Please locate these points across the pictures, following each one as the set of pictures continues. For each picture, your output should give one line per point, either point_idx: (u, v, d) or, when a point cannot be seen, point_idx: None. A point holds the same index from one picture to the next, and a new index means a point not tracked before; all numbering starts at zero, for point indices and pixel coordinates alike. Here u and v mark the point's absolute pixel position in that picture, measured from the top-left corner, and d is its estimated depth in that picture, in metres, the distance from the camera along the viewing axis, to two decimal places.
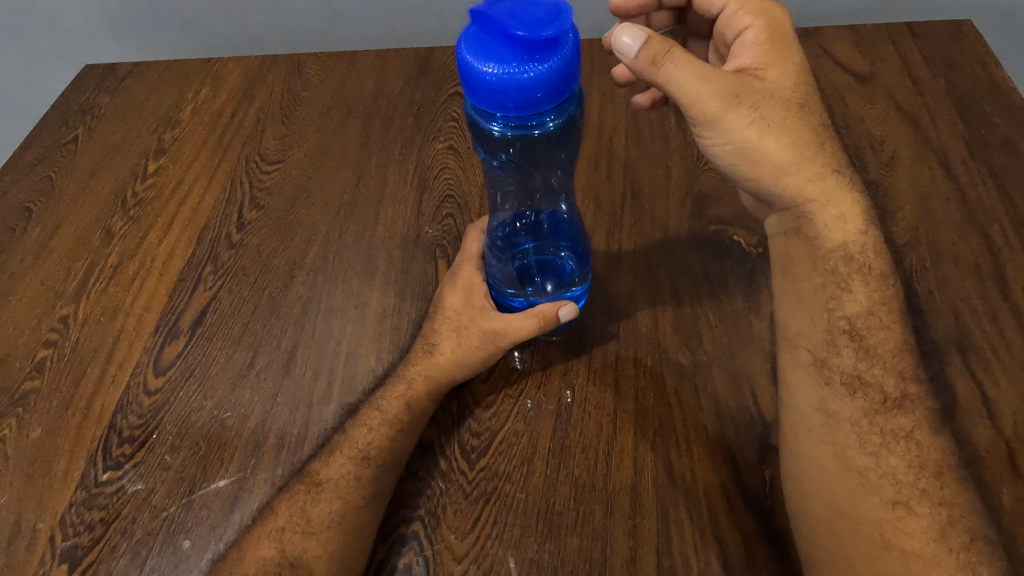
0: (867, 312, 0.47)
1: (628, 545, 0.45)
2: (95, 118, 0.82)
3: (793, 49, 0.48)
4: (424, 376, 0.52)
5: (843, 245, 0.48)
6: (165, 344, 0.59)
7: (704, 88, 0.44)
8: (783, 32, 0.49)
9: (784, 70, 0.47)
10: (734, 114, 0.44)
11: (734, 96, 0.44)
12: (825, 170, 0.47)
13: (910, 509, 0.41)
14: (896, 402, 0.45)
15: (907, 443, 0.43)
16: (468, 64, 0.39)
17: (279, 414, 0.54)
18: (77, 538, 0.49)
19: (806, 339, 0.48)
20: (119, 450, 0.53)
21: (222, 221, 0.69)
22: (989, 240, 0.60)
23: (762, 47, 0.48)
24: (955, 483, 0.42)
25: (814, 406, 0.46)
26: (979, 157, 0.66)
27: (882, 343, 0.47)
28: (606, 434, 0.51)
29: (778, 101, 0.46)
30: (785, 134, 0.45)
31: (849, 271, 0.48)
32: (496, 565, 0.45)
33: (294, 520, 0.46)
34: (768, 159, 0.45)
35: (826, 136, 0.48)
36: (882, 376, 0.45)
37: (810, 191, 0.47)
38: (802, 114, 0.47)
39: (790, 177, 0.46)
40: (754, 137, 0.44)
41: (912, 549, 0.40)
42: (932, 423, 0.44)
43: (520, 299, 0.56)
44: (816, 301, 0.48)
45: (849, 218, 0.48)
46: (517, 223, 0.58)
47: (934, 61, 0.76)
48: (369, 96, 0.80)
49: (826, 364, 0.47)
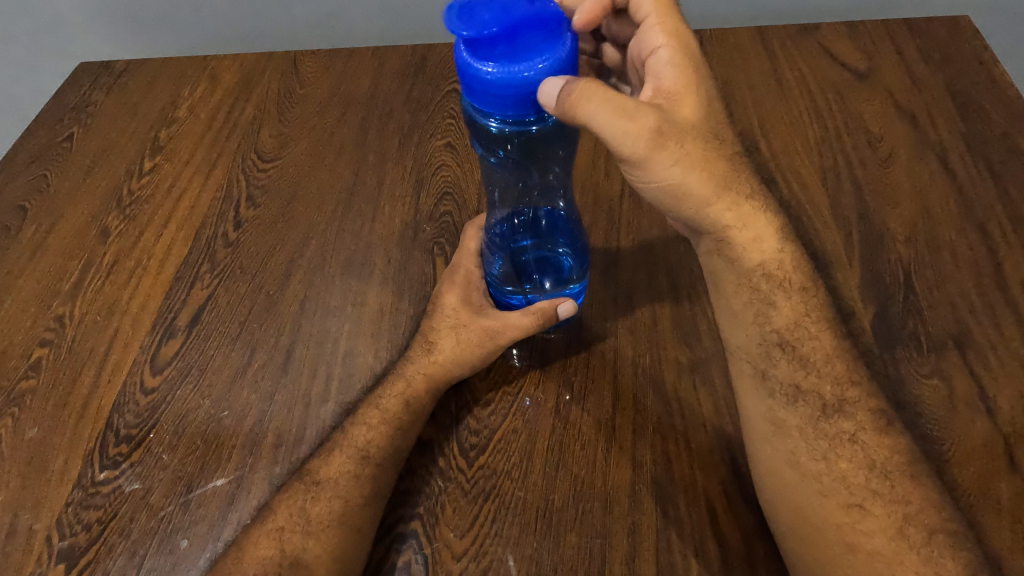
0: (794, 324, 0.47)
1: (627, 542, 0.45)
2: (91, 116, 0.82)
3: (705, 76, 0.46)
4: (423, 374, 0.52)
5: (760, 263, 0.48)
6: (162, 344, 0.59)
7: (631, 129, 0.41)
8: (694, 59, 0.46)
9: (700, 98, 0.45)
10: (662, 154, 0.42)
11: (660, 136, 0.41)
12: (742, 198, 0.46)
13: (867, 510, 0.41)
14: (835, 407, 0.45)
15: (850, 445, 0.44)
16: (465, 63, 0.38)
17: (276, 413, 0.54)
18: (74, 538, 0.49)
19: (744, 353, 0.48)
20: (117, 450, 0.53)
21: (219, 220, 0.69)
22: (987, 236, 0.60)
23: (676, 70, 0.45)
24: (906, 481, 0.42)
25: (762, 418, 0.46)
26: (977, 153, 0.66)
27: (815, 350, 0.47)
28: (604, 431, 0.50)
29: (698, 135, 0.44)
30: (706, 169, 0.44)
31: (770, 288, 0.48)
32: (495, 564, 0.45)
33: (293, 519, 0.46)
34: (690, 195, 0.44)
35: (738, 163, 0.47)
36: (818, 383, 0.46)
37: (727, 219, 0.46)
38: (719, 146, 0.45)
39: (707, 210, 0.45)
40: (678, 176, 0.43)
41: (875, 549, 0.40)
42: (875, 423, 0.45)
43: (519, 296, 0.56)
44: (746, 314, 0.48)
45: (764, 239, 0.48)
46: (515, 219, 0.57)
47: (932, 56, 0.76)
48: (366, 94, 0.80)
49: (766, 375, 0.47)
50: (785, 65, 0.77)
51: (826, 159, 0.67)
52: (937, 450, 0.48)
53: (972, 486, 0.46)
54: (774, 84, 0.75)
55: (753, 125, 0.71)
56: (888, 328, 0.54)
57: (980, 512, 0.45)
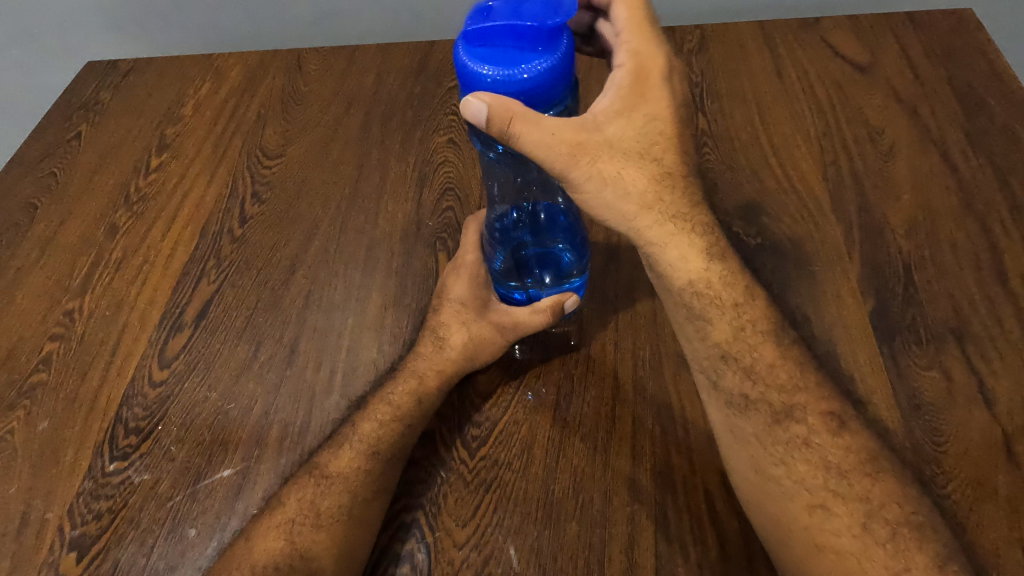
0: (733, 338, 0.47)
1: (627, 531, 0.46)
2: (98, 115, 0.83)
3: (655, 98, 0.44)
4: (435, 371, 0.53)
5: (690, 281, 0.47)
6: (170, 337, 0.60)
7: (546, 148, 0.41)
8: (650, 79, 0.45)
9: (635, 121, 0.44)
10: (571, 170, 0.43)
11: (572, 155, 0.42)
12: (664, 220, 0.46)
13: (830, 510, 0.42)
14: (786, 413, 0.45)
15: (806, 449, 0.44)
16: (464, 65, 0.39)
17: (282, 405, 0.55)
18: (85, 527, 0.50)
19: (696, 364, 0.48)
20: (126, 441, 0.54)
21: (224, 216, 0.69)
22: (988, 229, 0.60)
23: (622, 92, 0.44)
24: (864, 479, 0.43)
25: (723, 427, 0.46)
26: (979, 146, 0.66)
27: (758, 361, 0.46)
28: (605, 422, 0.51)
29: (617, 155, 0.44)
30: (619, 187, 0.44)
31: (703, 305, 0.47)
32: (496, 551, 0.46)
33: (303, 512, 0.47)
34: (607, 209, 0.45)
35: (671, 187, 0.46)
36: (766, 392, 0.46)
37: (648, 237, 0.46)
38: (642, 167, 0.45)
39: (628, 224, 0.46)
40: (590, 190, 0.44)
41: (844, 548, 0.41)
42: (829, 426, 0.44)
43: (520, 291, 0.57)
44: (688, 329, 0.48)
45: (694, 259, 0.47)
46: (514, 215, 0.57)
47: (935, 49, 0.76)
48: (369, 91, 0.81)
49: (718, 385, 0.47)
50: (787, 60, 0.77)
51: (827, 153, 0.67)
52: (938, 442, 0.48)
53: (970, 477, 0.46)
54: (775, 78, 0.75)
55: (754, 121, 0.71)
56: (887, 320, 0.55)
57: (979, 504, 0.45)
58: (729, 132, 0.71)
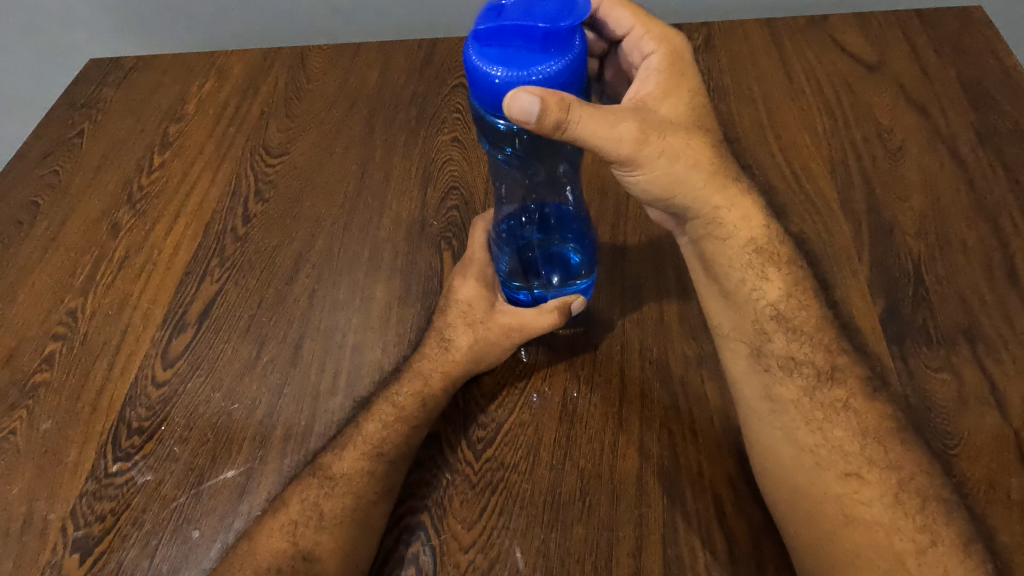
0: (787, 296, 0.48)
1: (634, 534, 0.45)
2: (100, 113, 0.83)
3: (689, 76, 0.48)
4: (440, 373, 0.52)
5: (751, 240, 0.49)
6: (173, 337, 0.60)
7: (615, 135, 0.42)
8: (680, 61, 0.49)
9: (679, 96, 0.47)
10: (647, 151, 0.43)
11: (646, 134, 0.43)
12: (728, 182, 0.49)
13: (863, 479, 0.42)
14: (828, 375, 0.46)
15: (845, 412, 0.44)
16: (474, 66, 0.39)
17: (286, 406, 0.54)
18: (88, 529, 0.50)
19: (738, 332, 0.49)
20: (129, 442, 0.54)
21: (227, 215, 0.69)
22: (999, 228, 0.59)
23: (660, 75, 0.48)
24: (897, 447, 0.43)
25: (760, 395, 0.46)
26: (989, 144, 0.65)
27: (805, 322, 0.48)
28: (611, 423, 0.51)
29: (680, 128, 0.46)
30: (691, 158, 0.46)
31: (762, 262, 0.49)
32: (502, 555, 0.45)
33: (307, 514, 0.47)
34: (680, 185, 0.46)
35: (723, 152, 0.49)
36: (812, 353, 0.47)
37: (717, 203, 0.48)
38: (703, 136, 0.47)
39: (697, 195, 0.48)
40: (666, 168, 0.45)
41: (874, 519, 0.40)
42: (865, 390, 0.45)
43: (526, 292, 0.57)
44: (742, 293, 0.49)
45: (753, 216, 0.50)
46: (521, 216, 0.56)
47: (944, 46, 0.75)
48: (372, 89, 0.80)
49: (762, 351, 0.47)
50: (794, 58, 0.77)
51: (835, 152, 0.67)
52: (949, 446, 0.47)
53: (983, 480, 0.46)
54: (782, 76, 0.75)
55: (761, 119, 0.71)
56: (898, 320, 0.54)
57: (991, 507, 0.45)
58: (737, 131, 0.70)
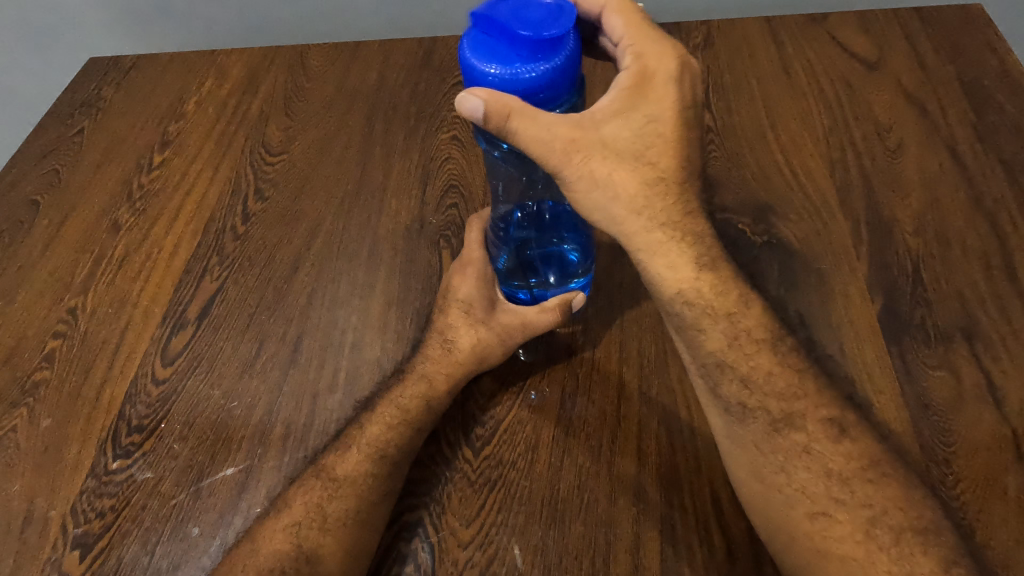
0: (727, 346, 0.46)
1: (632, 532, 0.45)
2: (101, 111, 0.83)
3: (650, 103, 0.44)
4: (445, 374, 0.52)
5: (679, 290, 0.46)
6: (173, 335, 0.60)
7: (541, 144, 0.41)
8: (648, 84, 0.44)
9: (629, 121, 0.44)
10: (564, 166, 0.43)
11: (566, 152, 0.42)
12: (658, 222, 0.46)
13: (832, 518, 0.41)
14: (784, 421, 0.44)
15: (805, 457, 0.43)
16: (469, 63, 0.39)
17: (286, 404, 0.54)
18: (88, 525, 0.50)
19: (693, 373, 0.48)
20: (129, 439, 0.54)
21: (227, 213, 0.69)
22: (998, 227, 0.59)
23: (620, 93, 0.44)
24: (865, 485, 0.42)
25: (722, 433, 0.46)
26: (988, 143, 0.65)
27: (755, 369, 0.45)
28: (610, 421, 0.51)
29: (609, 157, 0.43)
30: (609, 189, 0.44)
31: (697, 313, 0.46)
32: (501, 552, 0.45)
33: (310, 515, 0.47)
34: (599, 210, 0.45)
35: (669, 189, 0.45)
36: (765, 400, 0.45)
37: (638, 241, 0.46)
38: (637, 169, 0.44)
39: (620, 226, 0.46)
40: (581, 189, 0.44)
41: (846, 554, 0.40)
42: (829, 433, 0.44)
43: (525, 291, 0.57)
44: (682, 341, 0.47)
45: (682, 267, 0.46)
46: (517, 214, 0.57)
47: (944, 44, 0.75)
48: (372, 88, 0.80)
49: (716, 393, 0.46)
50: (794, 56, 0.77)
51: (834, 150, 0.67)
52: (948, 444, 0.47)
53: (981, 476, 0.46)
54: (781, 74, 0.75)
55: (760, 118, 0.71)
56: (897, 319, 0.54)
57: (988, 505, 0.45)
58: (736, 129, 0.70)
